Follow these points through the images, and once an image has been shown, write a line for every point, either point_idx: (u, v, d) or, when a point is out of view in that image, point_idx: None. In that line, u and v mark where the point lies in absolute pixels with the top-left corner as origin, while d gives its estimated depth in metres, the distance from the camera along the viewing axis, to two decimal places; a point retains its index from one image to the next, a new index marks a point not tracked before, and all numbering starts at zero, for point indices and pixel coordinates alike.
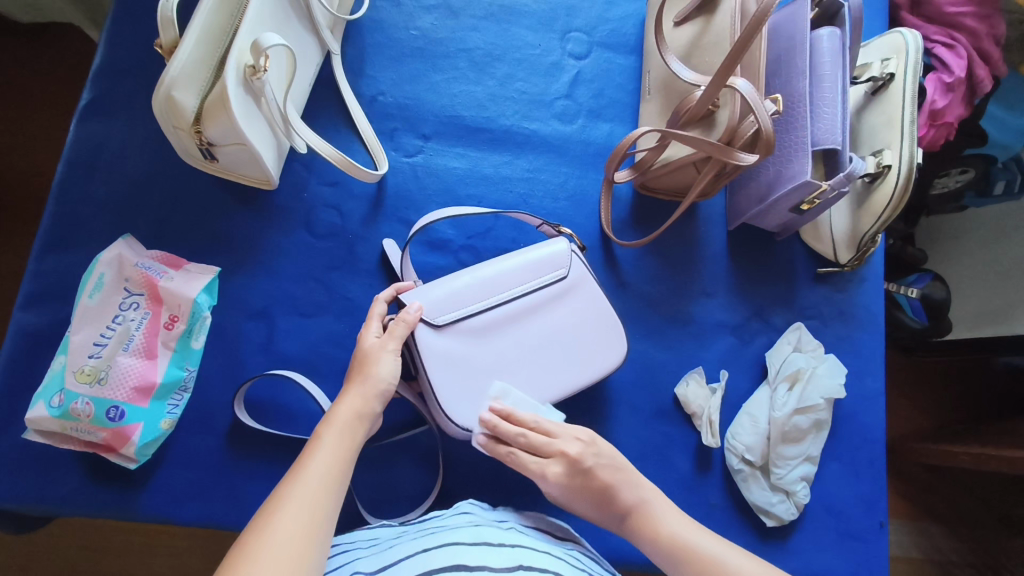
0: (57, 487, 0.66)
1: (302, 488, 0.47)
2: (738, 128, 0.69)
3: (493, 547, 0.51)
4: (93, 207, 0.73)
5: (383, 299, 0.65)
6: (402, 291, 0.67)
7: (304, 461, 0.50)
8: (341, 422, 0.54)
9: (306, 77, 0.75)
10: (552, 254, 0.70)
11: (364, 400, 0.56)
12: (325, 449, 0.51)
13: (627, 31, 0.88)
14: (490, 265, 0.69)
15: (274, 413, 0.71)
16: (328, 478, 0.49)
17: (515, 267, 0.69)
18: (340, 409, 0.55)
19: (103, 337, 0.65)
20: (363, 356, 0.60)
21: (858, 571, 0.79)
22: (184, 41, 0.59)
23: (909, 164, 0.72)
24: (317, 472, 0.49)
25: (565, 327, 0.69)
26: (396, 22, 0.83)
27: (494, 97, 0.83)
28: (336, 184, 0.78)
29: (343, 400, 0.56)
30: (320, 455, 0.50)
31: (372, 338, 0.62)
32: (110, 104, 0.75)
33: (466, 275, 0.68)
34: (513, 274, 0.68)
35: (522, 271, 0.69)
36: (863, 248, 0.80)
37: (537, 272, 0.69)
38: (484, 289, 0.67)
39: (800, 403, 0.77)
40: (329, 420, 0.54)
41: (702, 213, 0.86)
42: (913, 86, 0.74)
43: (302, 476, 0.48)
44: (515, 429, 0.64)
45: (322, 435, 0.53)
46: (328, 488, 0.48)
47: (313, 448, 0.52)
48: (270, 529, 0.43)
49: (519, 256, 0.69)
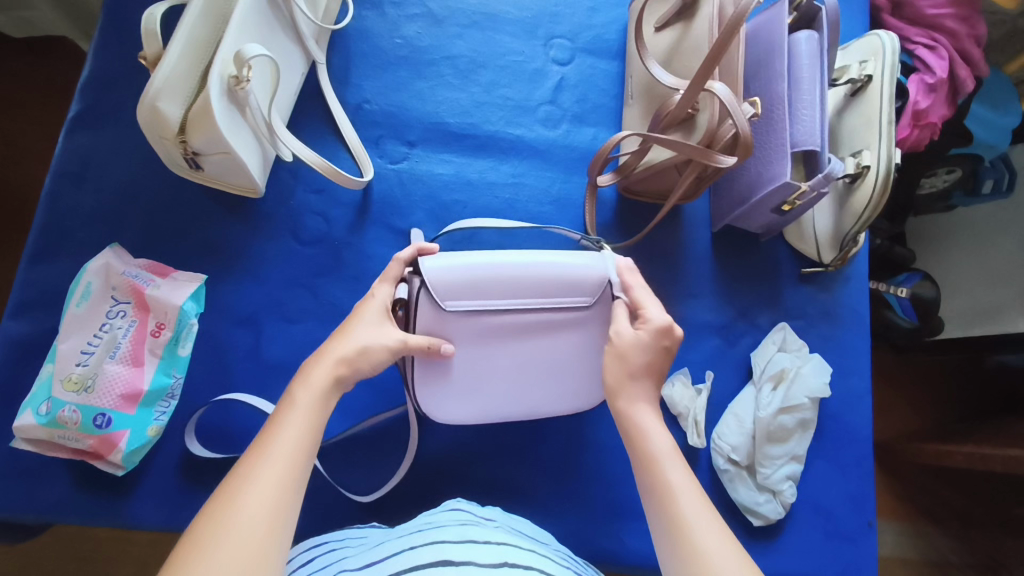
0: (46, 495, 0.67)
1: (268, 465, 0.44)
2: (718, 130, 0.69)
3: (478, 544, 0.51)
4: (82, 217, 0.74)
5: (402, 258, 0.63)
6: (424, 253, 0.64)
7: (273, 434, 0.47)
8: (315, 384, 0.51)
9: (291, 86, 0.76)
10: (581, 276, 0.64)
11: (345, 366, 0.53)
12: (295, 419, 0.48)
13: (610, 36, 0.89)
14: (521, 259, 0.63)
15: (230, 429, 0.71)
16: (298, 453, 0.46)
17: (544, 276, 0.63)
18: (315, 372, 0.52)
19: (90, 345, 0.66)
20: (358, 317, 0.58)
21: (846, 570, 0.79)
22: (167, 52, 0.60)
23: (888, 164, 0.73)
24: (285, 445, 0.46)
25: (562, 355, 0.66)
26: (380, 31, 0.84)
27: (478, 103, 0.84)
28: (322, 191, 0.79)
29: (319, 362, 0.53)
30: (289, 426, 0.47)
31: (380, 299, 0.60)
32: (98, 114, 0.76)
33: (493, 259, 0.62)
34: (539, 282, 0.63)
35: (549, 285, 0.63)
36: (846, 248, 0.81)
37: (560, 290, 0.64)
38: (505, 286, 0.62)
39: (785, 403, 0.77)
40: (301, 383, 0.51)
41: (686, 215, 0.87)
42: (891, 88, 0.74)
43: (268, 453, 0.45)
44: (627, 290, 0.63)
45: (294, 401, 0.49)
46: (298, 463, 0.45)
47: (283, 416, 0.49)
48: (233, 513, 0.40)
49: (550, 265, 0.63)
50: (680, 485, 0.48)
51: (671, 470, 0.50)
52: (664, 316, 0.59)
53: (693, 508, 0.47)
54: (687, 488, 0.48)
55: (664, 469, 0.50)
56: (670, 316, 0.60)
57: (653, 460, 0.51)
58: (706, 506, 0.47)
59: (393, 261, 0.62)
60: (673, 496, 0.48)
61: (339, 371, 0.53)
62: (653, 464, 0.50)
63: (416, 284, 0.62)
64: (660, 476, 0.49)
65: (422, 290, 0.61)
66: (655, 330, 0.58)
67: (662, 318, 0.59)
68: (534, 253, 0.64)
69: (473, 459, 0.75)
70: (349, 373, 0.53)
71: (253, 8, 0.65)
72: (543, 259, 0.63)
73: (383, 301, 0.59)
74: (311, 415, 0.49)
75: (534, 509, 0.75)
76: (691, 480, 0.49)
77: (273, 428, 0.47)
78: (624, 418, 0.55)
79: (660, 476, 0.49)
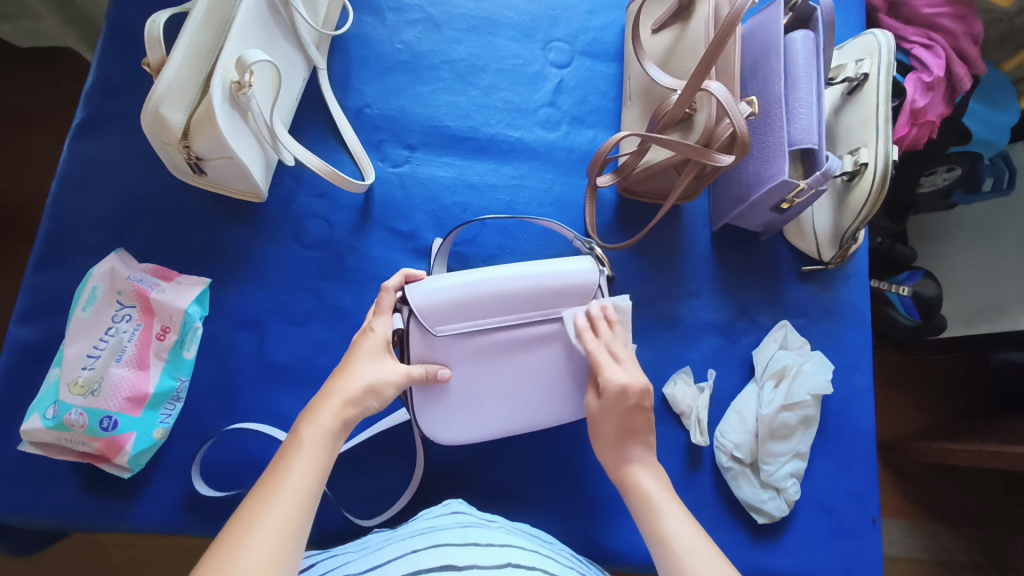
0: (53, 499, 0.67)
1: (274, 507, 0.44)
2: (715, 130, 0.70)
3: (479, 545, 0.51)
4: (87, 222, 0.75)
5: (391, 286, 0.63)
6: (410, 280, 0.64)
7: (281, 474, 0.46)
8: (322, 424, 0.51)
9: (292, 92, 0.77)
10: (560, 287, 0.64)
11: (353, 407, 0.53)
12: (302, 459, 0.48)
13: (607, 39, 0.90)
14: (499, 277, 0.63)
15: (235, 463, 0.71)
16: (303, 494, 0.46)
17: (523, 292, 0.63)
18: (323, 409, 0.52)
19: (96, 349, 0.67)
20: (359, 351, 0.58)
21: (852, 568, 0.79)
22: (170, 59, 0.61)
23: (885, 161, 0.73)
24: (293, 485, 0.46)
25: (552, 369, 0.67)
26: (380, 36, 0.85)
27: (478, 107, 0.85)
28: (324, 195, 0.80)
29: (328, 399, 0.53)
30: (298, 467, 0.47)
31: (379, 332, 0.60)
32: (103, 122, 0.77)
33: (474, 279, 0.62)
34: (516, 300, 0.63)
35: (526, 299, 0.63)
36: (845, 245, 0.81)
37: (539, 304, 0.64)
38: (496, 305, 0.63)
39: (787, 400, 0.78)
40: (308, 421, 0.51)
41: (685, 215, 0.87)
42: (888, 85, 0.75)
43: (275, 494, 0.45)
44: (600, 338, 0.63)
45: (302, 441, 0.49)
46: (303, 506, 0.45)
47: (291, 455, 0.48)
48: (235, 559, 0.40)
49: (529, 279, 0.63)
50: (676, 532, 0.52)
51: (666, 514, 0.54)
52: (621, 378, 0.59)
53: (689, 542, 0.51)
54: (682, 534, 0.51)
55: (659, 511, 0.54)
56: (632, 376, 0.60)
57: (650, 505, 0.55)
58: (703, 542, 0.51)
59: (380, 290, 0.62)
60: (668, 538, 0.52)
61: (346, 411, 0.53)
62: (652, 507, 0.55)
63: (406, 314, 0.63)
64: (657, 519, 0.53)
65: (411, 319, 0.62)
66: (613, 396, 0.59)
67: (620, 381, 0.59)
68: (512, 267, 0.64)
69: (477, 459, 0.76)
70: (356, 415, 0.54)
71: (254, 14, 0.66)
72: (520, 274, 0.63)
73: (382, 334, 0.59)
74: (317, 455, 0.49)
75: (537, 508, 0.75)
76: (685, 522, 0.53)
77: (280, 468, 0.47)
78: (624, 473, 0.58)
79: (659, 524, 0.53)
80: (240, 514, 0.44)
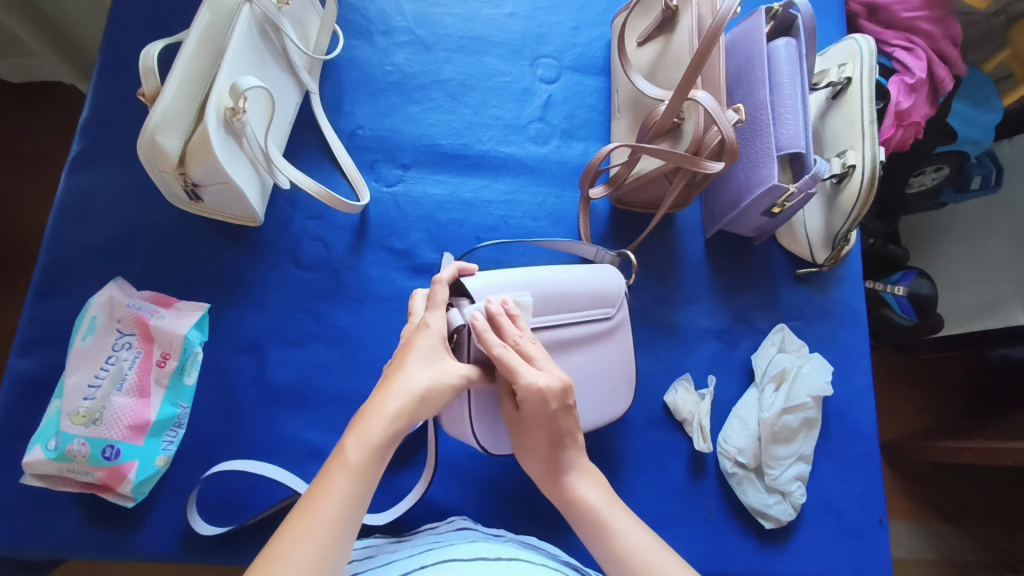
0: (56, 532, 0.67)
1: (304, 544, 0.40)
2: (704, 138, 0.71)
3: (486, 559, 0.51)
4: (85, 252, 0.75)
5: (444, 279, 0.59)
6: (464, 273, 0.63)
7: (317, 500, 0.42)
8: (367, 436, 0.46)
9: (286, 116, 0.78)
10: (600, 288, 0.68)
11: (404, 421, 0.48)
12: (341, 482, 0.43)
13: (594, 53, 0.91)
14: (547, 276, 0.65)
15: (229, 493, 0.70)
16: (337, 527, 0.41)
17: (572, 290, 0.66)
18: (370, 419, 0.47)
19: (97, 378, 0.67)
20: (410, 349, 0.53)
21: (861, 569, 0.78)
22: (165, 88, 0.62)
23: (872, 163, 0.74)
24: (329, 517, 0.42)
25: (598, 367, 0.69)
26: (371, 59, 0.86)
27: (470, 124, 0.86)
28: (321, 217, 0.80)
29: (376, 410, 0.48)
30: (336, 496, 0.43)
31: (435, 329, 0.55)
32: (100, 152, 0.78)
33: (528, 279, 0.64)
34: (568, 299, 0.66)
35: (573, 299, 0.66)
36: (838, 247, 0.82)
37: (587, 303, 0.67)
38: (547, 304, 0.64)
39: (787, 403, 0.78)
40: (352, 434, 0.46)
41: (679, 223, 0.88)
42: (871, 89, 0.76)
43: (309, 530, 0.41)
44: (515, 330, 0.56)
45: (346, 460, 0.45)
46: (336, 546, 0.41)
47: (332, 475, 0.44)
48: None
49: (575, 277, 0.67)
50: (636, 546, 0.51)
51: (620, 531, 0.52)
52: (549, 375, 0.54)
53: (652, 555, 0.50)
54: (643, 550, 0.51)
55: (616, 530, 0.53)
56: (554, 372, 0.54)
57: (600, 522, 0.54)
58: (665, 553, 0.51)
59: (433, 282, 0.59)
60: (632, 558, 0.50)
61: (399, 421, 0.48)
62: (605, 532, 0.53)
63: (464, 306, 0.60)
64: (613, 543, 0.52)
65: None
66: (534, 397, 0.53)
67: (552, 377, 0.54)
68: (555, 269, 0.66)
69: (481, 475, 0.75)
70: (406, 424, 0.48)
71: (247, 42, 0.67)
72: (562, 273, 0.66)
73: (439, 330, 0.55)
74: (359, 476, 0.44)
75: (543, 522, 0.74)
76: (644, 538, 0.52)
77: (317, 492, 0.43)
78: (561, 487, 0.57)
79: (612, 544, 0.52)
80: (273, 544, 0.40)
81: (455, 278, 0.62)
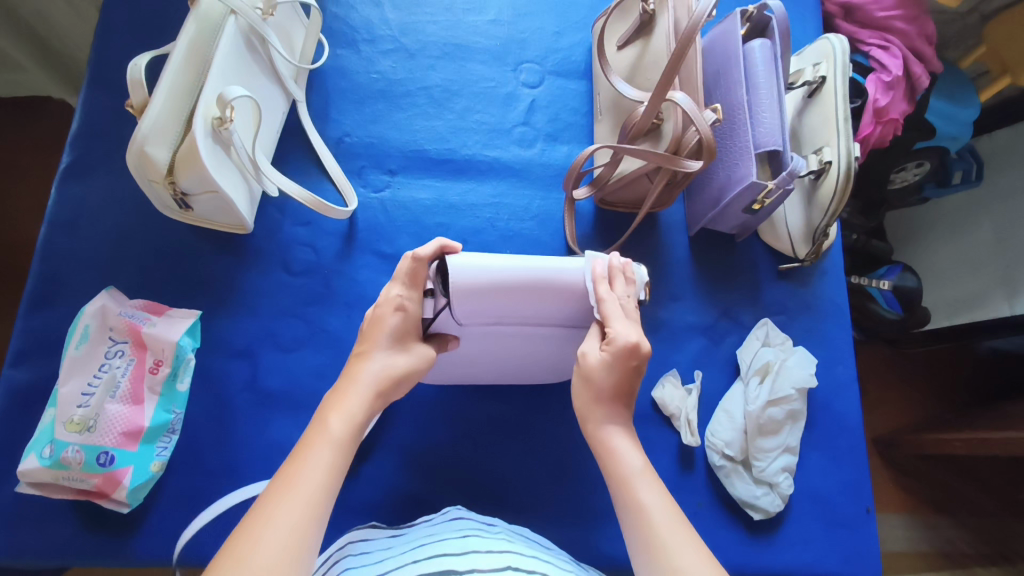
0: (52, 539, 0.67)
1: (298, 492, 0.44)
2: (683, 137, 0.73)
3: (481, 552, 0.52)
4: (78, 263, 0.76)
5: (423, 255, 0.58)
6: (447, 251, 0.59)
7: (305, 457, 0.47)
8: (348, 413, 0.51)
9: (273, 125, 0.80)
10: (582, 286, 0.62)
11: (378, 391, 0.54)
12: (326, 450, 0.47)
13: (576, 58, 0.93)
14: (496, 270, 0.57)
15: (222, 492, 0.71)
16: (323, 490, 0.45)
17: (519, 290, 0.58)
18: (349, 397, 0.52)
19: (91, 386, 0.68)
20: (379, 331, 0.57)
21: (850, 558, 0.80)
22: (153, 99, 0.63)
23: (848, 159, 0.76)
24: (318, 470, 0.46)
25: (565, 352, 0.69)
26: (356, 68, 0.88)
27: (455, 129, 0.87)
28: (310, 223, 0.82)
29: (354, 384, 0.53)
30: (323, 453, 0.47)
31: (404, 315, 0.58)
32: (89, 165, 0.79)
33: (474, 275, 0.57)
34: (523, 298, 0.59)
35: (524, 302, 0.59)
36: (818, 242, 0.84)
37: (547, 302, 0.60)
38: (524, 300, 0.59)
39: (772, 395, 0.79)
40: (334, 411, 0.51)
41: (663, 222, 0.90)
42: (844, 87, 0.78)
43: (301, 478, 0.45)
44: (609, 291, 0.58)
45: (330, 424, 0.50)
46: (327, 494, 0.45)
47: (318, 438, 0.49)
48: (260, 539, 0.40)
49: (532, 270, 0.58)
50: (652, 503, 0.52)
51: (643, 488, 0.53)
52: (631, 334, 0.57)
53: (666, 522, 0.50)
54: (659, 508, 0.51)
55: (638, 487, 0.53)
56: (639, 332, 0.57)
57: (626, 479, 0.54)
58: (678, 518, 0.51)
59: (410, 260, 0.58)
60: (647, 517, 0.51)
61: (373, 401, 0.53)
62: (628, 483, 0.54)
63: (439, 298, 0.59)
64: (634, 495, 0.53)
65: (445, 310, 0.59)
66: (622, 351, 0.56)
67: (629, 338, 0.56)
68: (514, 257, 0.58)
69: (474, 473, 0.76)
70: (379, 401, 0.54)
71: (233, 52, 0.69)
72: (518, 263, 0.58)
73: (408, 314, 0.58)
74: (341, 447, 0.49)
75: (536, 520, 0.75)
76: (662, 496, 0.53)
77: (306, 451, 0.47)
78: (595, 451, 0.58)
79: (635, 497, 0.53)
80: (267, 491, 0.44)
81: (436, 257, 0.59)
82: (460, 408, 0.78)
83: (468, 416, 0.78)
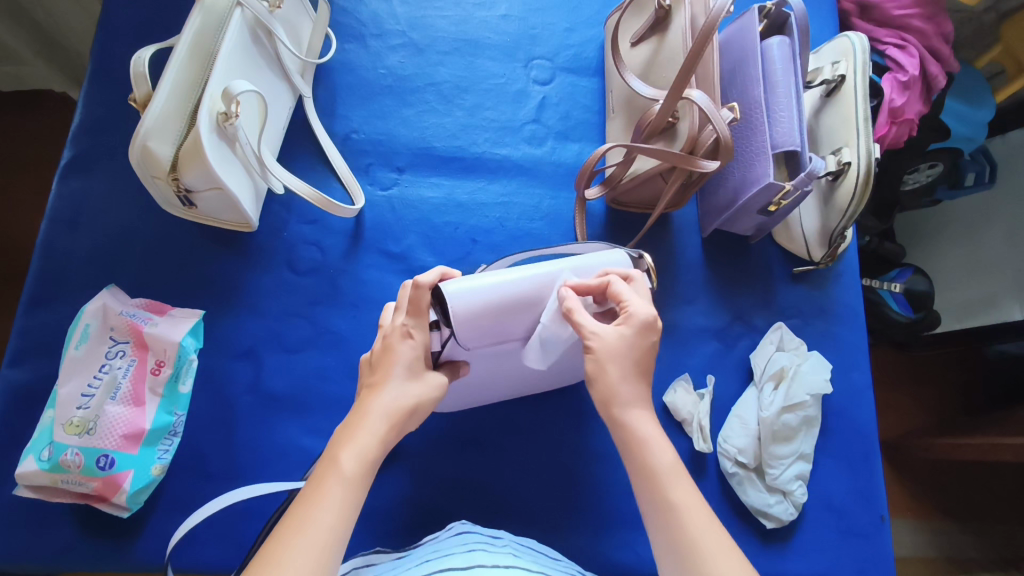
0: (51, 543, 0.66)
1: (302, 550, 0.42)
2: (699, 137, 0.71)
3: (486, 566, 0.50)
4: (79, 260, 0.75)
5: (425, 282, 0.55)
6: (448, 279, 0.57)
7: (309, 506, 0.45)
8: (361, 449, 0.49)
9: (279, 121, 0.78)
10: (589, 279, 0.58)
11: (392, 428, 0.51)
12: (337, 492, 0.46)
13: (588, 54, 0.91)
14: (495, 288, 0.54)
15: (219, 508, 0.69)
16: (332, 536, 0.44)
17: (522, 305, 0.55)
18: (360, 432, 0.50)
19: (90, 387, 0.67)
20: (388, 364, 0.54)
21: (864, 568, 0.78)
22: (157, 93, 0.62)
23: (867, 160, 0.74)
24: (322, 521, 0.44)
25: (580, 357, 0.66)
26: (363, 63, 0.86)
27: (464, 126, 0.85)
28: (316, 221, 0.80)
29: (367, 420, 0.51)
30: (329, 502, 0.45)
31: (414, 347, 0.55)
32: (91, 160, 0.77)
33: (471, 297, 0.54)
34: (529, 311, 0.56)
35: (528, 317, 0.56)
36: (835, 244, 0.82)
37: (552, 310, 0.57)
38: (530, 313, 0.56)
39: (787, 401, 0.77)
40: (346, 447, 0.49)
41: (675, 223, 0.88)
42: (865, 86, 0.76)
43: (303, 531, 0.43)
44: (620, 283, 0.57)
45: (341, 463, 0.48)
46: (333, 548, 0.43)
47: (324, 481, 0.47)
48: None
49: (530, 282, 0.55)
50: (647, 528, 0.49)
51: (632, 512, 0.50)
52: (648, 308, 0.55)
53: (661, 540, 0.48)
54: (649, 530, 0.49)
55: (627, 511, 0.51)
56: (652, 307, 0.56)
57: None
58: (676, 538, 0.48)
59: (413, 288, 0.55)
60: None
61: (387, 436, 0.51)
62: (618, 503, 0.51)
63: (445, 331, 0.56)
64: None
65: (452, 339, 0.56)
66: (640, 325, 0.54)
67: (646, 311, 0.55)
68: (505, 272, 0.55)
69: (482, 477, 0.74)
70: (394, 437, 0.52)
71: (238, 45, 0.67)
72: (517, 278, 0.55)
73: (419, 345, 0.55)
74: (352, 486, 0.47)
75: (544, 526, 0.73)
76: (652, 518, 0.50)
77: (313, 498, 0.45)
78: None
79: None
80: (269, 544, 0.43)
81: (436, 285, 0.56)
82: (467, 411, 0.76)
83: (476, 419, 0.76)
